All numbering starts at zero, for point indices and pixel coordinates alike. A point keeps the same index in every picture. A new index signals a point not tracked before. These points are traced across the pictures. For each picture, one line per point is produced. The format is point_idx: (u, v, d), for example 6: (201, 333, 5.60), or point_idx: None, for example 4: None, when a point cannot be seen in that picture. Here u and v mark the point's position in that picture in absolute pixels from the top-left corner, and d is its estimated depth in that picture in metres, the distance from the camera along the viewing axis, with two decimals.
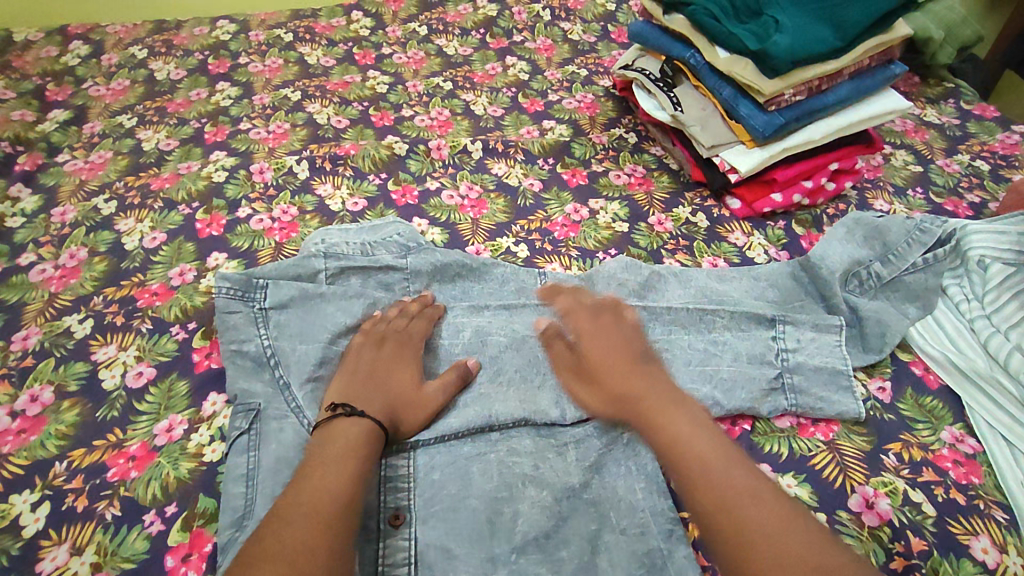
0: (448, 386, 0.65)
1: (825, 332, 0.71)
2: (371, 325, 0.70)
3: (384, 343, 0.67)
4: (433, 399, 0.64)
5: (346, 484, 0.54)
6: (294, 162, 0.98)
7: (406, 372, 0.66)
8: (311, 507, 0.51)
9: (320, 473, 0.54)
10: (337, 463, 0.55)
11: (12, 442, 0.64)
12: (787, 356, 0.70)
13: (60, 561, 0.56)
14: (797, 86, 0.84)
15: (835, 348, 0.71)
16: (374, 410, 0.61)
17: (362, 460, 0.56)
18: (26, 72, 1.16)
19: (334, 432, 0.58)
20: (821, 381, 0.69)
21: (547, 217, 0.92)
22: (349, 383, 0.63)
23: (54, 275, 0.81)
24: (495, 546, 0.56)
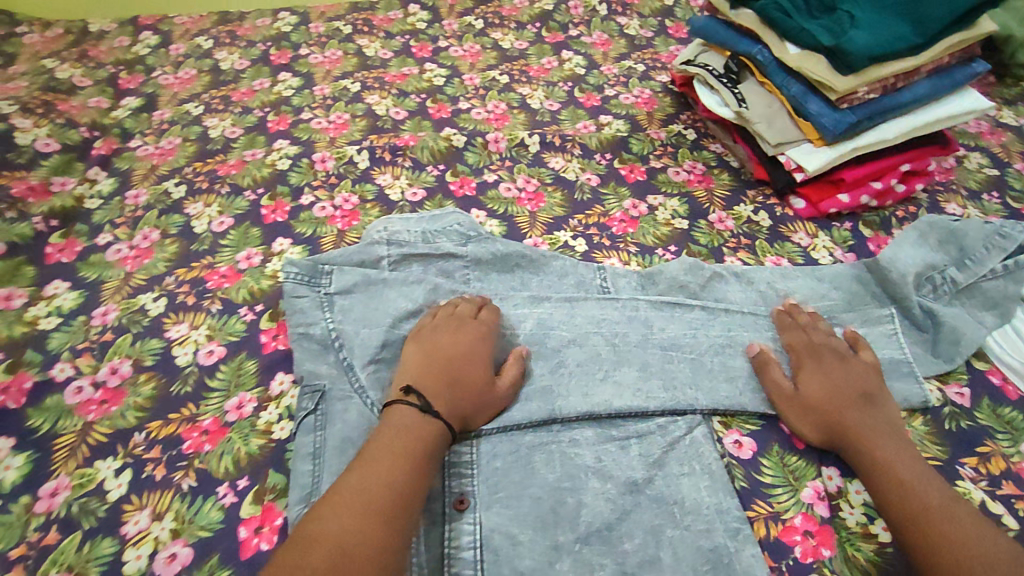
0: (513, 380, 0.65)
1: (876, 324, 0.72)
2: (440, 314, 0.69)
3: (459, 331, 0.67)
4: (500, 394, 0.64)
5: (403, 481, 0.53)
6: (354, 152, 1.00)
7: (479, 361, 0.65)
8: (364, 500, 0.51)
9: (377, 465, 0.54)
10: (391, 456, 0.55)
11: (95, 412, 0.67)
12: None
13: (142, 525, 0.59)
14: (872, 84, 0.81)
15: (892, 337, 0.71)
16: (444, 406, 0.60)
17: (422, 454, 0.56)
18: (101, 61, 1.21)
19: (403, 421, 0.58)
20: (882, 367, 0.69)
21: (605, 212, 0.91)
22: (420, 370, 0.63)
23: (129, 255, 0.85)
24: (559, 534, 0.56)
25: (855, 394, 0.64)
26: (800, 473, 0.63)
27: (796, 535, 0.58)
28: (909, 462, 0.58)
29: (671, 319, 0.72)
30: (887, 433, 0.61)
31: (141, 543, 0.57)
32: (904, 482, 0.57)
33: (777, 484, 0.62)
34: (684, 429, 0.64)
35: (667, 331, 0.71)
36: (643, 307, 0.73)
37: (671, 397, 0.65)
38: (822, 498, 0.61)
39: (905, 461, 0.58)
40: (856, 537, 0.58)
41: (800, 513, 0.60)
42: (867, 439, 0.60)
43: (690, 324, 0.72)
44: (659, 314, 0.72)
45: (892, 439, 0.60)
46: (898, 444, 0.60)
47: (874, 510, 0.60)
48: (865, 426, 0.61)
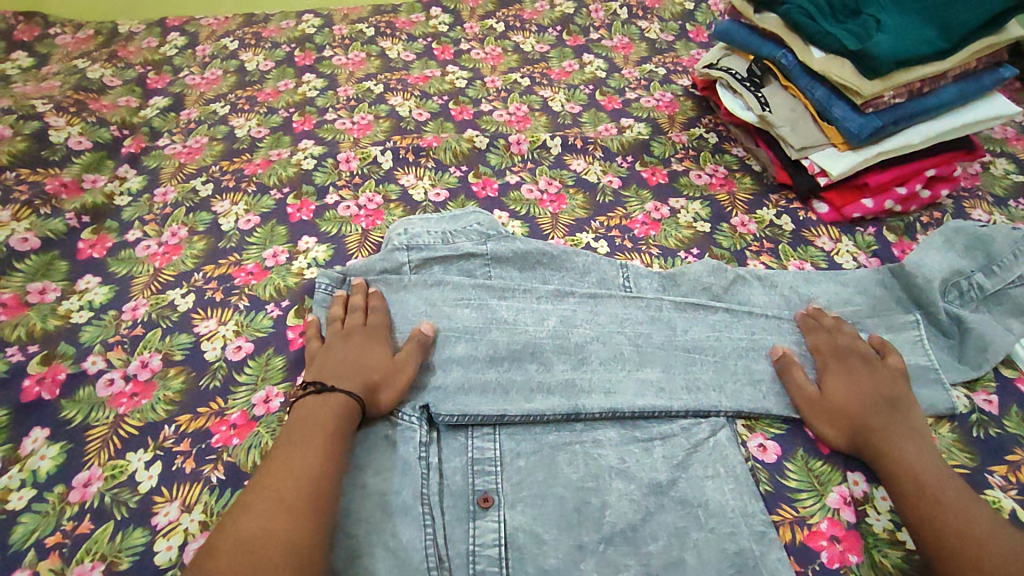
0: (415, 352, 0.67)
1: (901, 330, 0.72)
2: (337, 326, 0.72)
3: (352, 335, 0.69)
4: (406, 366, 0.66)
5: (312, 469, 0.54)
6: (378, 152, 1.01)
7: (375, 348, 0.68)
8: (273, 493, 0.51)
9: (287, 457, 0.55)
10: (301, 447, 0.55)
11: (126, 404, 0.68)
12: None
13: (172, 516, 0.60)
14: (898, 89, 0.81)
15: (917, 344, 0.71)
16: (349, 384, 0.62)
17: (330, 442, 0.57)
18: (130, 61, 1.23)
19: (305, 409, 0.60)
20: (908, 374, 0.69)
21: (627, 215, 0.91)
22: (319, 370, 0.65)
23: (158, 251, 0.86)
24: (583, 534, 0.57)
25: (878, 399, 0.64)
26: (826, 478, 0.63)
27: (822, 541, 0.58)
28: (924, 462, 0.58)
29: (694, 321, 0.73)
30: (908, 436, 0.61)
31: (171, 534, 0.58)
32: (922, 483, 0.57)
33: (801, 489, 0.62)
34: (708, 432, 0.64)
35: (690, 333, 0.71)
36: (666, 307, 0.73)
37: (695, 398, 0.66)
38: (848, 503, 0.61)
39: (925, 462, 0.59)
40: (883, 543, 0.58)
41: (825, 518, 0.60)
42: (888, 442, 0.61)
43: (713, 326, 0.72)
44: (682, 315, 0.73)
45: (912, 442, 0.60)
46: (919, 445, 0.60)
47: None
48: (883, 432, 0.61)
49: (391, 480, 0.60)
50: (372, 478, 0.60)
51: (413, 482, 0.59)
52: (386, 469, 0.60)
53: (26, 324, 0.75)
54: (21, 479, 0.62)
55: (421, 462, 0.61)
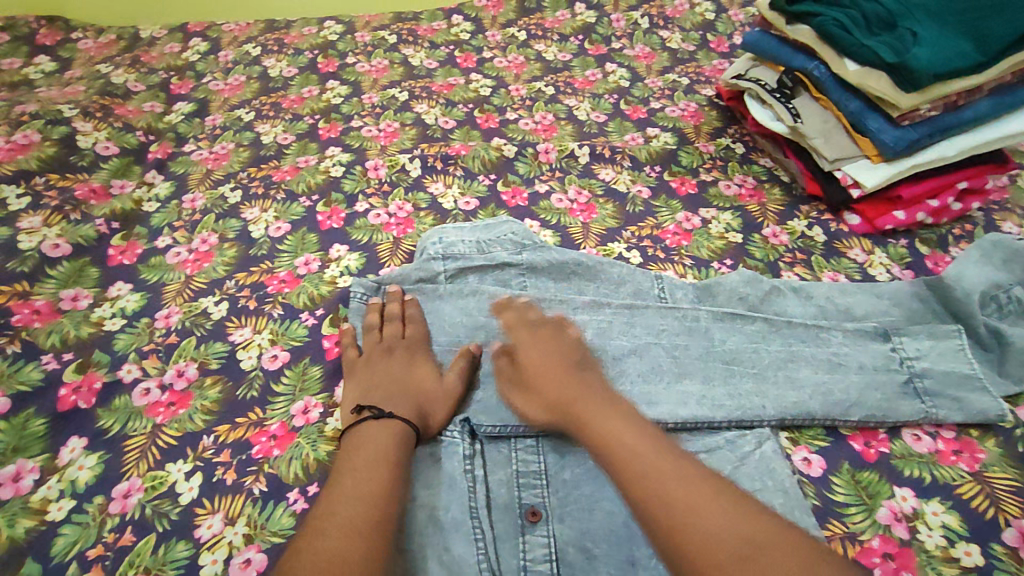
0: (462, 374, 0.68)
1: (944, 339, 0.71)
2: (377, 340, 0.72)
3: (393, 351, 0.70)
4: (455, 389, 0.67)
5: (380, 490, 0.55)
6: (406, 160, 1.01)
7: (418, 367, 0.69)
8: (344, 515, 0.52)
9: (353, 478, 0.56)
10: (367, 468, 0.56)
11: (164, 414, 0.68)
12: (914, 363, 0.69)
13: (216, 529, 0.59)
14: (934, 102, 0.81)
15: (959, 352, 0.70)
16: (402, 410, 0.63)
17: (394, 463, 0.58)
18: (152, 66, 1.23)
19: (363, 434, 0.61)
20: (954, 382, 0.68)
21: (658, 225, 0.91)
22: (367, 392, 0.66)
23: (188, 258, 0.86)
24: (634, 549, 0.56)
25: (571, 366, 0.66)
26: (874, 492, 0.62)
27: (875, 557, 0.58)
28: (642, 437, 0.57)
29: (732, 331, 0.72)
30: (594, 404, 0.61)
31: (216, 547, 0.58)
32: (622, 458, 0.56)
33: (850, 504, 0.61)
34: (754, 444, 0.64)
35: (728, 343, 0.71)
36: (704, 317, 0.73)
37: (737, 408, 0.65)
38: (899, 519, 0.60)
39: (622, 431, 0.58)
40: (936, 560, 0.58)
41: (877, 534, 0.59)
42: (585, 413, 0.61)
43: (751, 337, 0.72)
44: (719, 325, 0.72)
45: (612, 409, 0.61)
46: (613, 412, 0.61)
47: (953, 532, 0.59)
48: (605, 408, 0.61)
49: (440, 493, 0.59)
50: (422, 492, 0.59)
51: (459, 496, 0.59)
52: (433, 484, 0.60)
53: (59, 331, 0.75)
54: (59, 490, 0.61)
55: (467, 475, 0.60)
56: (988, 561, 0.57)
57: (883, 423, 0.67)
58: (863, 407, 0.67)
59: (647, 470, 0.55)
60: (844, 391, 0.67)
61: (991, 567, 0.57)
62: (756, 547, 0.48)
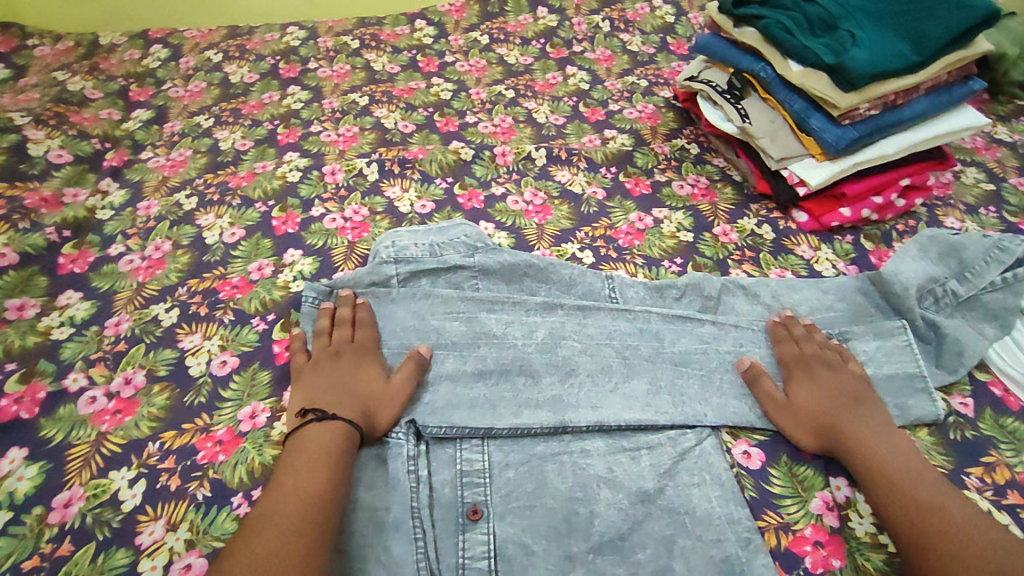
0: (410, 374, 0.68)
1: (888, 337, 0.73)
2: (324, 343, 0.72)
3: (341, 355, 0.70)
4: (402, 390, 0.67)
5: (319, 491, 0.55)
6: (364, 164, 1.01)
7: (366, 369, 0.69)
8: (281, 516, 0.53)
9: (293, 479, 0.56)
10: (309, 469, 0.57)
11: (109, 422, 0.68)
12: (858, 365, 0.71)
13: (157, 535, 0.59)
14: (873, 101, 0.83)
15: (904, 351, 0.72)
16: (346, 413, 0.63)
17: (334, 464, 0.58)
18: (111, 73, 1.23)
19: (306, 437, 0.61)
20: (896, 387, 0.70)
21: (611, 225, 0.93)
22: (313, 397, 0.66)
23: (141, 265, 0.86)
24: (572, 545, 0.57)
25: (850, 399, 0.66)
26: (809, 484, 0.64)
27: (806, 546, 0.59)
28: (912, 460, 0.60)
29: (682, 332, 0.74)
30: (885, 435, 0.63)
31: (156, 553, 0.58)
32: (894, 479, 0.59)
33: (785, 495, 0.63)
34: (695, 440, 0.65)
35: (677, 344, 0.73)
36: (655, 320, 0.74)
37: (680, 414, 0.66)
38: (831, 509, 0.62)
39: (893, 459, 0.61)
40: (866, 547, 0.59)
41: (809, 524, 0.61)
42: (873, 440, 0.62)
43: (701, 337, 0.73)
44: (669, 327, 0.74)
45: (884, 437, 0.62)
46: (883, 440, 0.62)
47: None
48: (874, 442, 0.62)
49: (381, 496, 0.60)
50: (364, 493, 0.60)
51: (401, 496, 0.59)
52: (377, 485, 0.61)
53: (5, 341, 0.74)
54: None
55: (410, 476, 0.61)
56: None
57: None
58: None
59: (906, 489, 0.58)
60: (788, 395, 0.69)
61: None
62: (934, 541, 0.54)
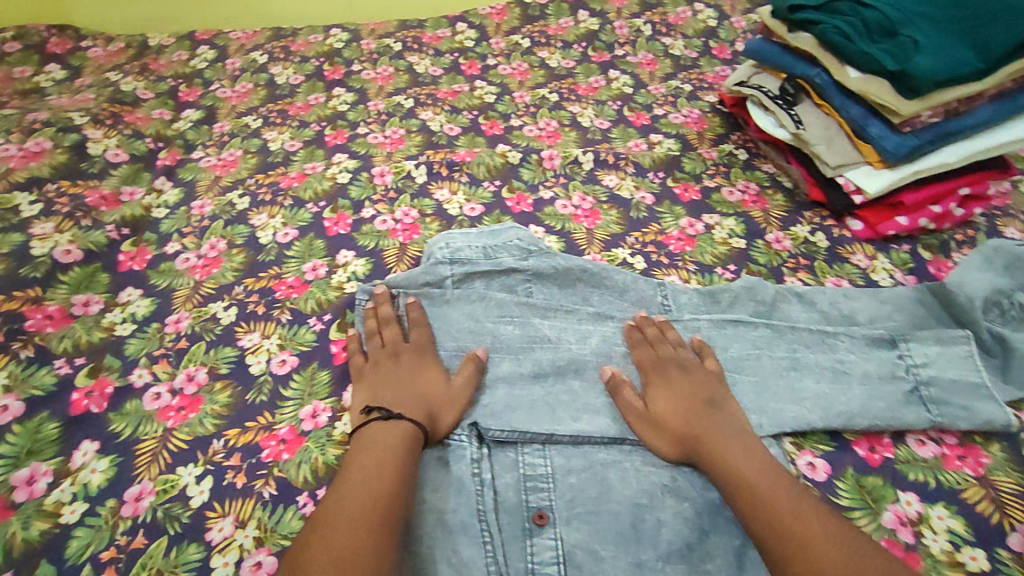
0: (469, 376, 0.69)
1: (951, 345, 0.71)
2: (382, 343, 0.73)
3: (401, 355, 0.71)
4: (463, 392, 0.67)
5: (387, 488, 0.56)
6: (412, 167, 1.02)
7: (425, 370, 0.70)
8: (353, 512, 0.53)
9: (360, 479, 0.57)
10: (376, 466, 0.58)
11: (174, 418, 0.69)
12: (920, 371, 0.70)
13: (227, 531, 0.60)
14: (936, 108, 0.82)
15: (967, 359, 0.70)
16: (409, 413, 0.64)
17: (401, 462, 0.59)
18: (161, 74, 1.25)
19: (370, 434, 0.62)
20: (961, 390, 0.69)
21: (662, 230, 0.92)
22: (375, 397, 0.67)
23: (197, 264, 0.87)
24: (641, 552, 0.57)
25: (705, 401, 0.66)
26: (878, 496, 0.63)
27: None
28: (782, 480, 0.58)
29: (735, 338, 0.74)
30: (730, 438, 0.61)
31: (227, 550, 0.59)
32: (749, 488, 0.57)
33: (854, 508, 0.62)
34: None
35: (730, 351, 0.73)
36: (706, 327, 0.75)
37: None
38: (904, 524, 0.61)
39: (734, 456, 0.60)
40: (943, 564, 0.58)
41: (883, 539, 0.60)
42: (719, 445, 0.61)
43: (755, 344, 0.73)
44: (722, 333, 0.74)
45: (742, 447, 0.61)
46: (743, 449, 0.61)
47: (959, 537, 0.60)
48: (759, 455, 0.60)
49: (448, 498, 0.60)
50: (431, 495, 0.60)
51: (466, 499, 0.60)
52: (442, 486, 0.61)
53: (71, 336, 0.76)
54: (73, 493, 0.62)
55: (474, 478, 0.61)
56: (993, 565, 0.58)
57: (889, 430, 0.67)
58: (867, 416, 0.67)
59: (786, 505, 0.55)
60: (846, 403, 0.68)
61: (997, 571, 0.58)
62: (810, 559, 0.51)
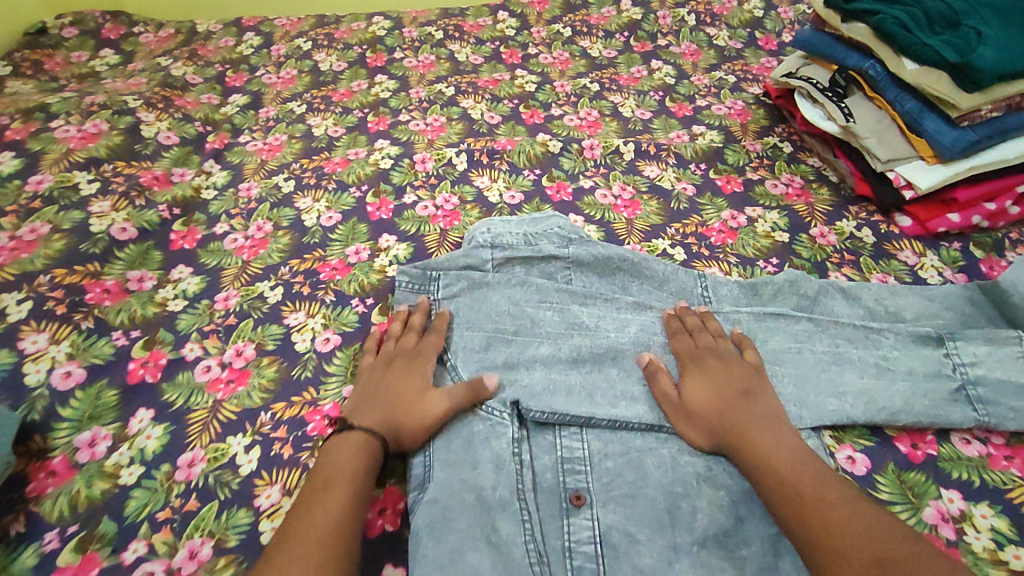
0: (449, 397, 0.66)
1: (1002, 345, 0.69)
2: (385, 346, 0.73)
3: (393, 362, 0.70)
4: (432, 415, 0.65)
5: (339, 517, 0.55)
6: (453, 154, 1.03)
7: (412, 382, 0.68)
8: (303, 544, 0.52)
9: (311, 510, 0.55)
10: (329, 495, 0.56)
11: (224, 390, 0.71)
12: (967, 370, 0.68)
13: (274, 499, 0.62)
14: (996, 102, 0.79)
15: (1018, 360, 0.68)
16: (376, 425, 0.64)
17: (354, 489, 0.58)
18: (209, 60, 1.28)
19: (331, 458, 0.60)
20: (1011, 392, 0.67)
21: (703, 222, 0.91)
22: (356, 399, 0.67)
23: (245, 244, 0.89)
24: (677, 536, 0.57)
25: (738, 391, 0.65)
26: (920, 491, 0.61)
27: None
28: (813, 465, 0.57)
29: (775, 331, 0.73)
30: (759, 428, 0.61)
31: (275, 516, 0.61)
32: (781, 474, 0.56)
33: (894, 502, 0.61)
34: None
35: (770, 343, 0.72)
36: (746, 319, 0.75)
37: None
38: (946, 520, 0.59)
39: (764, 442, 0.60)
40: (986, 562, 0.56)
41: (923, 533, 0.58)
42: (747, 435, 0.61)
43: (796, 338, 0.73)
44: (761, 326, 0.74)
45: (773, 434, 0.60)
46: (775, 436, 0.60)
47: (1003, 536, 0.58)
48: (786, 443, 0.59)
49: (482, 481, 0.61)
50: (470, 473, 0.61)
51: (505, 476, 0.61)
52: (483, 463, 0.62)
53: (128, 309, 0.78)
54: (130, 456, 0.65)
55: (514, 458, 0.63)
56: None
57: (934, 428, 0.66)
58: (910, 412, 0.66)
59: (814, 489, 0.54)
60: (889, 398, 0.66)
61: None
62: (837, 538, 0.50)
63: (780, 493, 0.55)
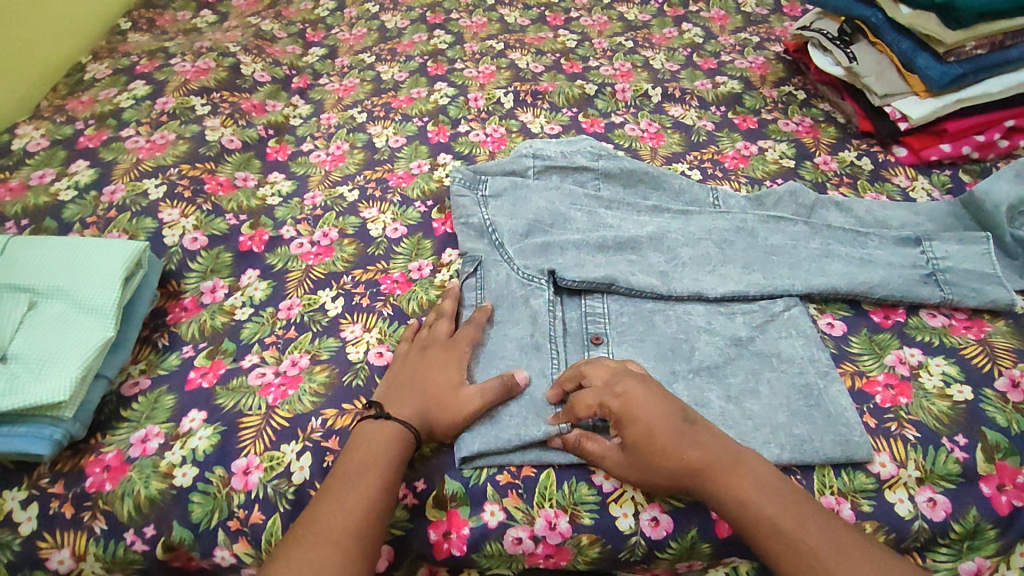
0: (481, 390, 0.67)
1: (971, 244, 0.80)
2: (420, 335, 0.75)
3: (430, 349, 0.72)
4: (464, 407, 0.66)
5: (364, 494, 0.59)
6: (502, 95, 1.18)
7: (446, 371, 0.70)
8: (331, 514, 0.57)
9: (344, 483, 0.60)
10: (360, 471, 0.61)
11: (314, 259, 0.88)
12: (938, 262, 0.80)
13: (356, 333, 0.78)
14: (980, 39, 0.91)
15: (984, 256, 0.79)
16: (409, 416, 0.66)
17: (382, 466, 0.62)
18: (291, 19, 1.45)
19: (367, 436, 0.64)
20: (974, 277, 0.78)
21: (719, 151, 1.04)
22: (390, 385, 0.70)
23: (327, 159, 1.05)
24: (676, 364, 0.72)
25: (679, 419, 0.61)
26: (885, 345, 0.75)
27: (877, 387, 0.71)
28: (780, 493, 0.57)
29: (775, 231, 0.85)
30: (725, 468, 0.58)
31: (358, 344, 0.77)
32: (768, 521, 0.55)
33: (862, 353, 0.74)
34: (783, 307, 0.77)
35: (769, 239, 0.84)
36: (751, 221, 0.86)
37: (769, 285, 0.78)
38: (903, 363, 0.73)
39: (738, 484, 0.58)
40: (932, 395, 0.70)
41: (882, 372, 0.72)
42: (719, 482, 0.58)
43: (792, 236, 0.84)
44: (764, 227, 0.85)
45: (739, 474, 0.58)
46: (741, 473, 0.58)
47: (950, 377, 0.71)
48: (719, 446, 0.60)
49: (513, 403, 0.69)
50: (513, 327, 0.75)
51: (540, 323, 0.75)
52: (521, 316, 0.76)
53: (237, 200, 0.95)
54: (243, 300, 0.82)
55: (549, 313, 0.77)
56: (977, 397, 0.69)
57: (905, 302, 0.77)
58: (886, 288, 0.77)
59: (799, 525, 0.55)
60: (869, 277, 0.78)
61: (979, 401, 0.69)
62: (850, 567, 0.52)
63: (775, 540, 0.55)
